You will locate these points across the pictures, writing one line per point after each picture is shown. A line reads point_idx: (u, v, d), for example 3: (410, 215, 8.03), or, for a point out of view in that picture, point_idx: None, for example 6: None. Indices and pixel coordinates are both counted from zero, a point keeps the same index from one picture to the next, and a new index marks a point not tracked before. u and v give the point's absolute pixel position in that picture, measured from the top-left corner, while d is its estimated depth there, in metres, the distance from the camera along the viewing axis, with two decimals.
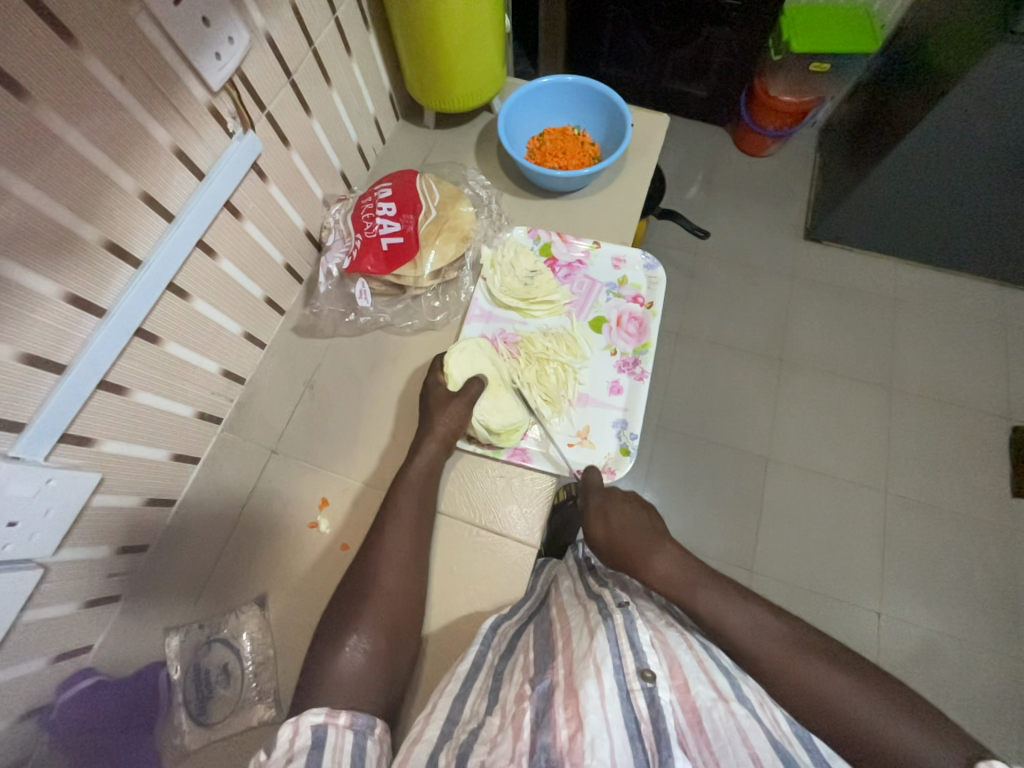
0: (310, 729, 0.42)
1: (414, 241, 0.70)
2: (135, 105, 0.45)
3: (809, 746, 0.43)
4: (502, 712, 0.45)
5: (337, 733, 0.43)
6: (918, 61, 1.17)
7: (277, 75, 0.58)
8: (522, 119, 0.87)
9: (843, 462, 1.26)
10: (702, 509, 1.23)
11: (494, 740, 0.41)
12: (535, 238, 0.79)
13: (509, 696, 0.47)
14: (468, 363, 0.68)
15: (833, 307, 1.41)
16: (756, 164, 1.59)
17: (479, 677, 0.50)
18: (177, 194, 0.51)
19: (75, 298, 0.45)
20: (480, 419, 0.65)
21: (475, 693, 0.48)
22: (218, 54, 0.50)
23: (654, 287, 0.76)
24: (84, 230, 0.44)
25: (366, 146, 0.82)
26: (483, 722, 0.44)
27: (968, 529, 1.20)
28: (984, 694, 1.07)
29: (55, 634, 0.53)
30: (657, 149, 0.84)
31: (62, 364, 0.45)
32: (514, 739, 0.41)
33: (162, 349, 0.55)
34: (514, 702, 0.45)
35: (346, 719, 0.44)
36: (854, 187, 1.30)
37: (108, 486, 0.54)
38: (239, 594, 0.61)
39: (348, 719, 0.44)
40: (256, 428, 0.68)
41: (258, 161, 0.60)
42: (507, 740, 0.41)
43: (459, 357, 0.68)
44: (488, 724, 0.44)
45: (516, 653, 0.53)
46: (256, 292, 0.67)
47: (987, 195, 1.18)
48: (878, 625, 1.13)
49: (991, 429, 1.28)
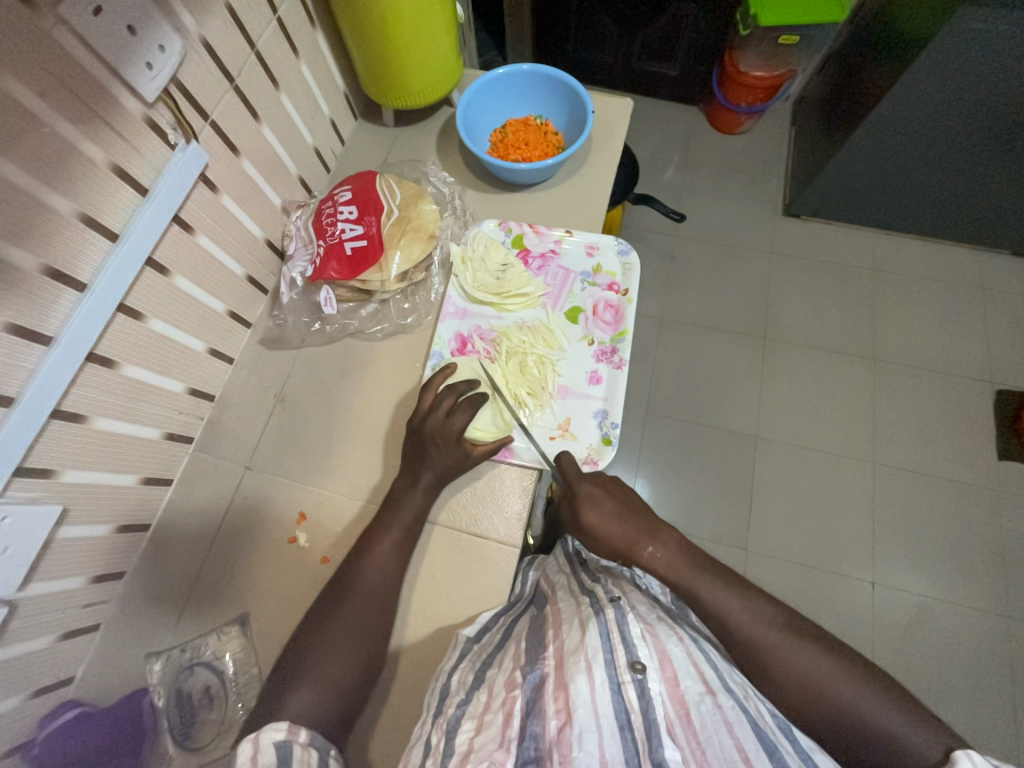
0: (271, 746, 0.41)
1: (378, 244, 0.69)
2: (62, 121, 0.43)
3: (791, 736, 0.43)
4: (490, 694, 0.45)
5: (301, 751, 0.42)
6: (887, 28, 1.15)
7: (217, 81, 0.56)
8: (484, 112, 0.85)
9: (831, 436, 1.27)
10: (693, 493, 1.24)
11: (482, 722, 0.42)
12: (506, 229, 0.77)
13: (500, 681, 0.46)
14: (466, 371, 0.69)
15: (814, 281, 1.41)
16: (730, 142, 1.58)
17: (463, 664, 0.51)
18: (119, 212, 0.49)
19: (16, 328, 0.43)
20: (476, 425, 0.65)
21: (465, 668, 0.50)
22: (149, 64, 0.48)
23: (629, 273, 0.75)
24: (17, 256, 0.42)
25: (324, 148, 0.80)
26: (471, 697, 0.46)
27: (955, 494, 1.21)
28: (977, 655, 1.09)
29: (32, 669, 0.52)
30: (622, 134, 0.83)
31: (10, 396, 0.44)
32: (504, 726, 0.41)
33: (119, 373, 0.54)
34: (504, 688, 0.45)
35: (307, 735, 0.44)
36: (829, 161, 1.29)
37: (74, 517, 0.53)
38: (220, 614, 0.60)
39: (307, 736, 0.44)
40: (227, 446, 0.67)
41: (206, 171, 0.58)
42: (495, 731, 0.40)
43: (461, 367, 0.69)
44: (476, 705, 0.44)
45: (507, 644, 0.51)
46: (217, 307, 0.65)
47: (962, 157, 1.18)
48: (872, 594, 1.14)
49: (974, 393, 1.29)
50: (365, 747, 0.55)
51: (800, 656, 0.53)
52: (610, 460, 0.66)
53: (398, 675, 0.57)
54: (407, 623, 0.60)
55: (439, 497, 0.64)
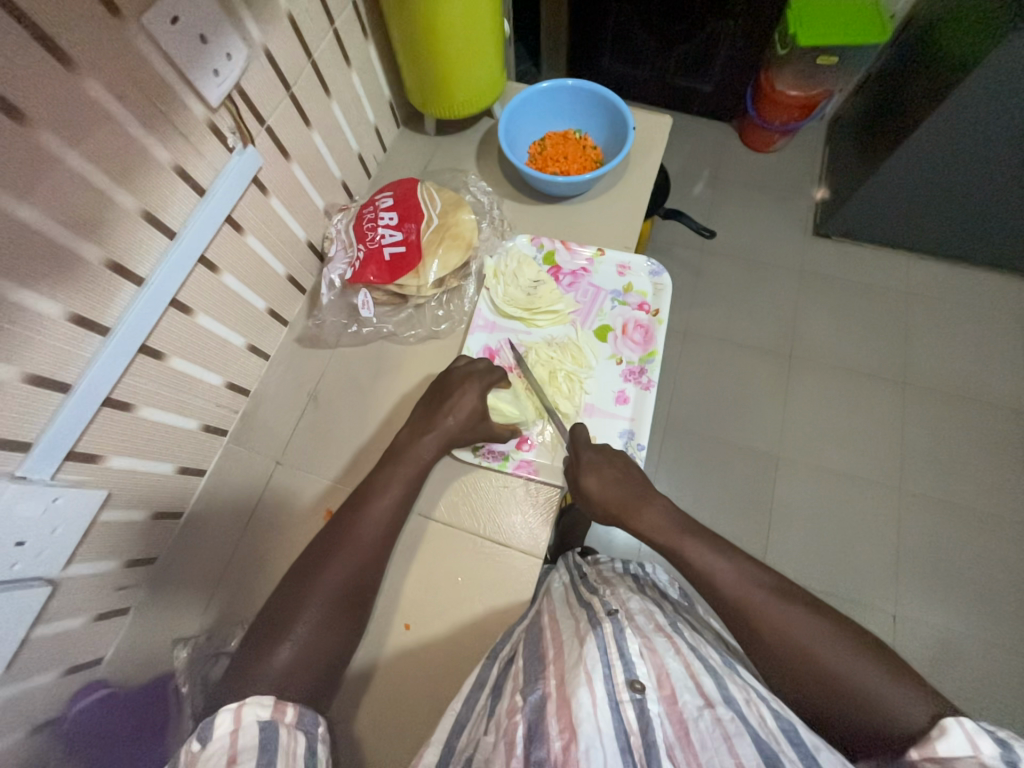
0: (254, 725, 0.40)
1: (416, 250, 0.70)
2: (134, 124, 0.45)
3: (797, 742, 0.40)
4: (495, 726, 0.44)
5: (287, 736, 0.42)
6: (929, 51, 1.14)
7: (276, 88, 0.59)
8: (524, 125, 0.86)
9: (855, 462, 1.24)
10: (710, 511, 1.22)
11: (489, 760, 0.41)
12: (538, 245, 0.78)
13: (502, 709, 0.45)
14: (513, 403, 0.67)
15: (843, 303, 1.39)
16: (762, 160, 1.57)
17: (482, 694, 0.49)
18: (177, 211, 0.51)
19: (77, 318, 0.45)
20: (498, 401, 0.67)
21: (474, 716, 0.47)
22: (216, 71, 0.50)
23: (660, 294, 0.75)
24: (85, 250, 0.44)
25: (367, 154, 0.82)
26: (478, 743, 0.43)
27: (985, 528, 1.17)
28: (1005, 698, 1.04)
29: (66, 646, 0.53)
30: (661, 151, 0.83)
31: (66, 384, 0.46)
32: (510, 757, 0.40)
33: (166, 365, 0.56)
34: (506, 716, 0.44)
35: (293, 715, 0.43)
36: (864, 182, 1.27)
37: (117, 500, 0.55)
38: (248, 604, 0.61)
39: (293, 715, 0.43)
40: (260, 439, 0.69)
41: (259, 175, 0.60)
42: (500, 759, 0.40)
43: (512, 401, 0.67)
44: (483, 746, 0.43)
45: (511, 662, 0.51)
46: (258, 304, 0.67)
47: (1003, 182, 1.15)
48: (893, 627, 1.11)
49: (1007, 425, 1.25)
50: (382, 748, 0.55)
51: (785, 612, 0.53)
52: None
53: (417, 675, 0.58)
54: (428, 625, 0.60)
55: (445, 496, 0.65)
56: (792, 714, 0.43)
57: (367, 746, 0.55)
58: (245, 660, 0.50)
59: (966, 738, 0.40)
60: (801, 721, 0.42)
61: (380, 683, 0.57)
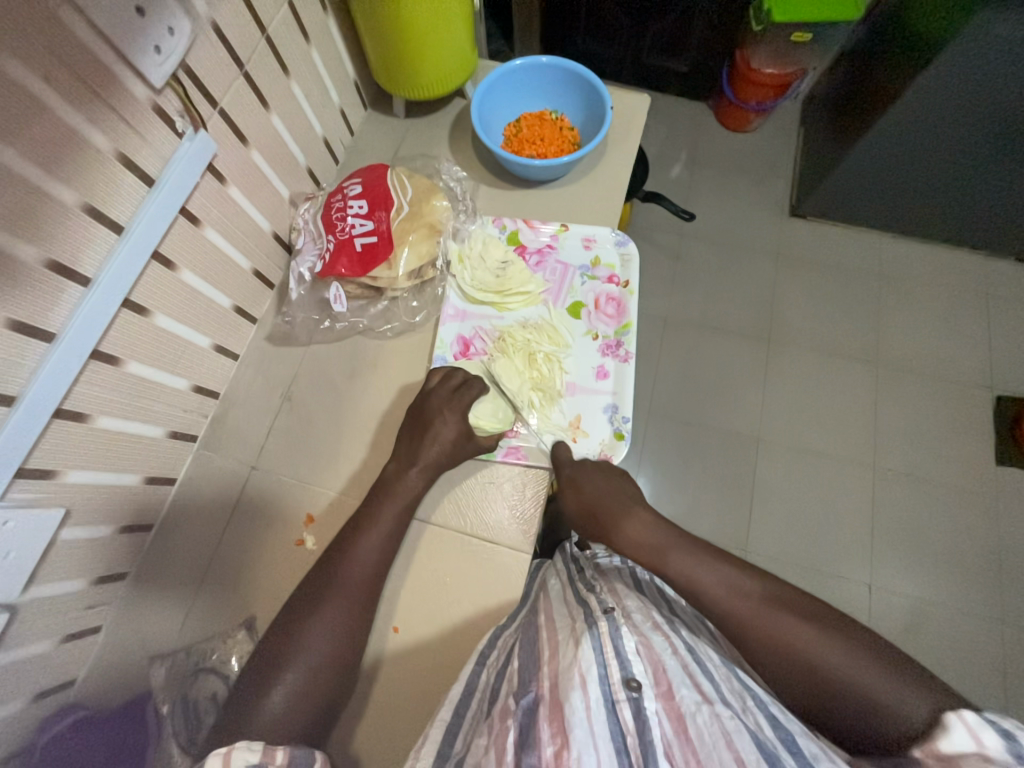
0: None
1: (388, 240, 0.67)
2: (65, 107, 0.41)
3: (795, 749, 0.39)
4: (488, 732, 0.41)
5: None
6: (900, 28, 1.14)
7: (227, 66, 0.54)
8: (498, 105, 0.83)
9: (833, 439, 1.26)
10: (694, 492, 1.23)
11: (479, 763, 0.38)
12: (500, 226, 0.76)
13: (497, 711, 0.44)
14: (491, 411, 0.64)
15: (819, 283, 1.40)
16: (739, 140, 1.56)
17: (472, 702, 0.47)
18: (125, 204, 0.47)
19: (17, 324, 0.41)
20: (477, 417, 0.63)
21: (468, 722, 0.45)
22: (157, 48, 0.46)
23: (627, 265, 0.74)
24: (23, 251, 0.41)
25: (333, 139, 0.77)
26: (470, 750, 0.41)
27: (954, 498, 1.21)
28: (971, 657, 1.10)
29: (31, 672, 0.50)
30: (640, 130, 0.81)
31: (10, 395, 0.42)
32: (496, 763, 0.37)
33: (123, 370, 0.52)
34: (499, 720, 0.42)
35: (284, 756, 0.40)
36: (839, 162, 1.28)
37: (77, 519, 0.51)
38: (227, 617, 0.59)
39: (284, 756, 0.40)
40: (233, 445, 0.65)
41: (214, 162, 0.56)
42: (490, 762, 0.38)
43: (485, 408, 0.64)
44: (472, 752, 0.40)
45: (507, 666, 0.49)
46: (223, 301, 0.63)
47: (971, 160, 1.16)
48: (869, 596, 1.15)
49: (974, 398, 1.29)
50: (376, 752, 0.54)
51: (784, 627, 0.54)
52: (624, 454, 0.66)
53: (407, 679, 0.57)
54: (415, 629, 0.58)
55: (432, 496, 0.63)
56: (790, 716, 0.42)
57: (359, 752, 0.54)
58: (244, 699, 0.49)
59: (969, 733, 0.40)
60: (798, 723, 0.42)
61: (371, 687, 0.56)
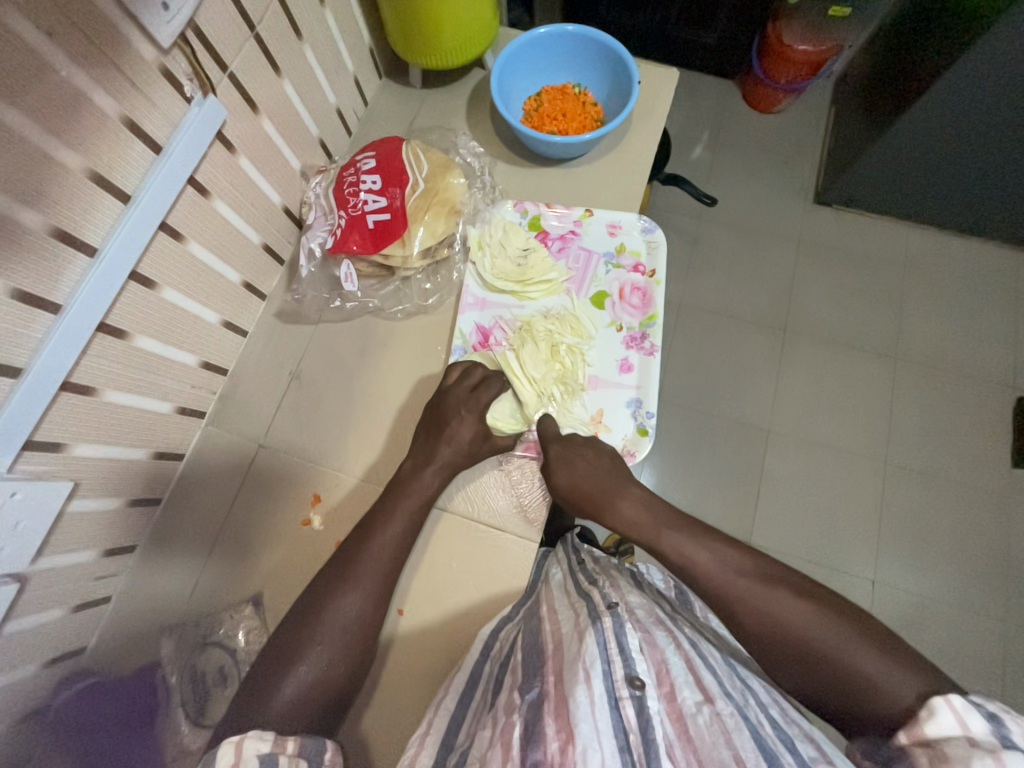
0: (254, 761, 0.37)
1: (401, 218, 0.65)
2: (70, 66, 0.39)
3: (794, 748, 0.39)
4: (493, 725, 0.42)
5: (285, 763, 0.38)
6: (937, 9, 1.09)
7: (238, 27, 0.52)
8: (519, 77, 0.79)
9: (846, 435, 1.24)
10: (701, 483, 1.22)
11: (484, 759, 0.38)
12: (522, 211, 0.73)
13: (502, 704, 0.44)
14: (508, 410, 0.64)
15: (841, 274, 1.36)
16: (765, 121, 1.49)
17: (477, 691, 0.49)
18: (131, 171, 0.46)
19: (24, 296, 0.40)
20: (496, 418, 0.63)
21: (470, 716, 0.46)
22: (165, 4, 0.43)
23: (654, 253, 0.71)
24: (26, 216, 0.39)
25: (346, 109, 0.74)
26: (475, 740, 0.41)
27: (967, 498, 1.19)
28: (973, 656, 1.09)
29: (43, 639, 0.51)
30: (666, 107, 0.77)
31: (18, 367, 0.42)
32: (502, 757, 0.37)
33: (130, 344, 0.51)
34: (504, 714, 0.42)
35: (295, 745, 0.40)
36: (868, 150, 1.23)
37: (86, 490, 0.51)
38: (234, 592, 0.59)
39: (295, 747, 0.40)
40: (241, 421, 0.65)
41: (224, 129, 0.54)
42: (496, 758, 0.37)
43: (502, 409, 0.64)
44: (478, 742, 0.41)
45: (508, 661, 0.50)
46: (232, 277, 0.62)
47: (1010, 148, 1.11)
48: (873, 593, 1.14)
49: (995, 398, 1.26)
50: (378, 727, 0.55)
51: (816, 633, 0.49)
52: (646, 450, 0.65)
53: (411, 659, 0.57)
54: (420, 611, 0.59)
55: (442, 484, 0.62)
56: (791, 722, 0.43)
57: (361, 725, 0.55)
58: (257, 681, 0.49)
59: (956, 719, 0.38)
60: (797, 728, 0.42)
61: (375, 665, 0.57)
